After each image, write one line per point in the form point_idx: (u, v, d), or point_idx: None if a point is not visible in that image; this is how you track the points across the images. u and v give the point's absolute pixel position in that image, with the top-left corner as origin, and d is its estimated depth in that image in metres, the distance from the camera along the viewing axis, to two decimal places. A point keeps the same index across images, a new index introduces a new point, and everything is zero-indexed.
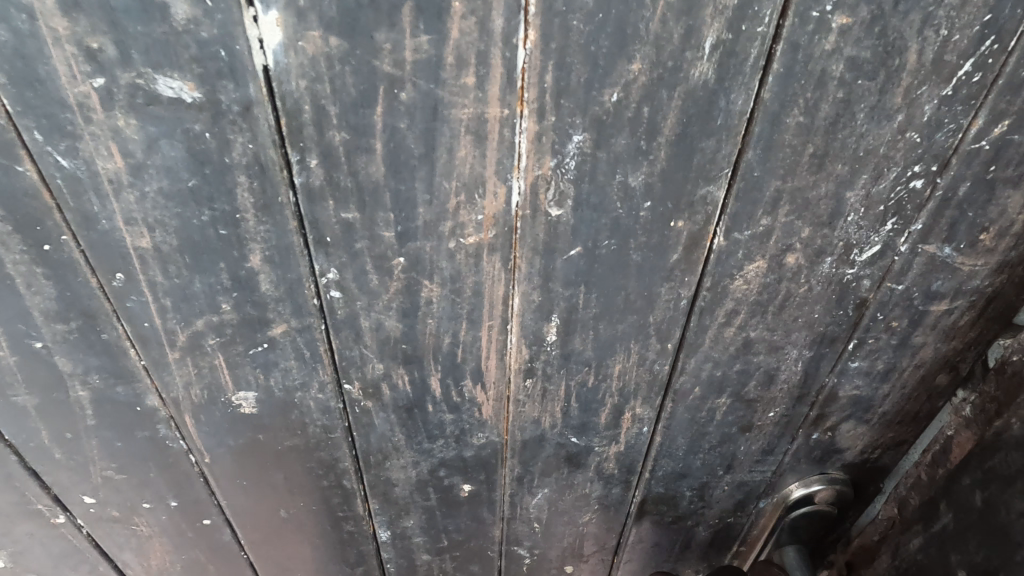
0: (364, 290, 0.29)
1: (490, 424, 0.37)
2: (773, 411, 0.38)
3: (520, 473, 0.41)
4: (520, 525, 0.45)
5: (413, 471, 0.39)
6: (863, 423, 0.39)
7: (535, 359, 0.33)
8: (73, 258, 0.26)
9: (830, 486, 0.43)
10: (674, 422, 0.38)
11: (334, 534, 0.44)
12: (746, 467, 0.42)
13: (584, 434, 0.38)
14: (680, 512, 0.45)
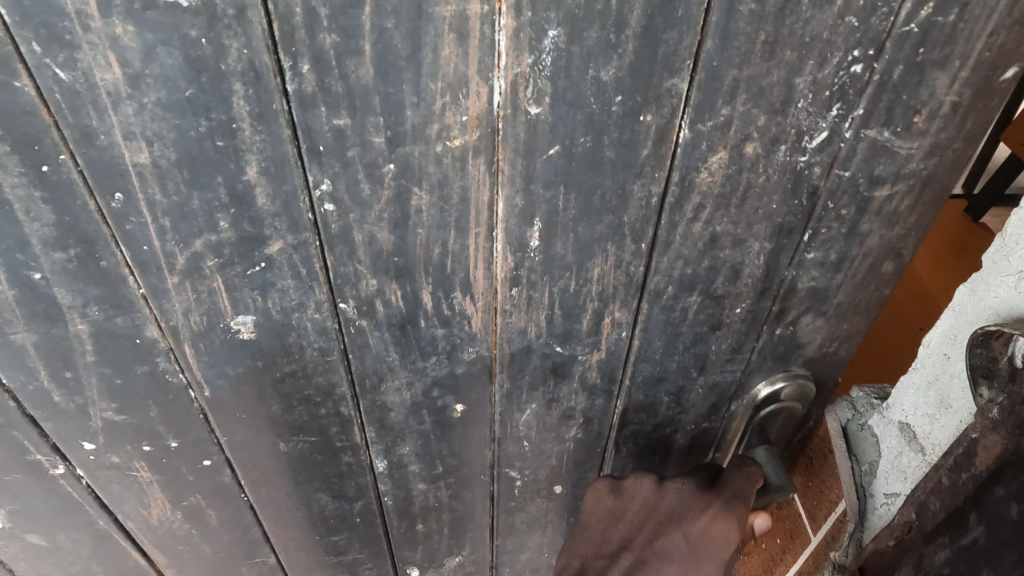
0: (356, 201, 0.30)
1: (480, 337, 0.39)
2: (740, 308, 0.41)
3: (508, 389, 0.43)
4: (510, 445, 0.47)
5: (407, 392, 0.41)
6: (820, 315, 0.43)
7: (520, 266, 0.35)
8: (72, 179, 0.27)
9: (793, 382, 0.47)
10: (651, 323, 0.40)
11: (333, 467, 0.45)
12: (718, 369, 0.45)
13: (568, 343, 0.40)
14: (659, 420, 0.48)
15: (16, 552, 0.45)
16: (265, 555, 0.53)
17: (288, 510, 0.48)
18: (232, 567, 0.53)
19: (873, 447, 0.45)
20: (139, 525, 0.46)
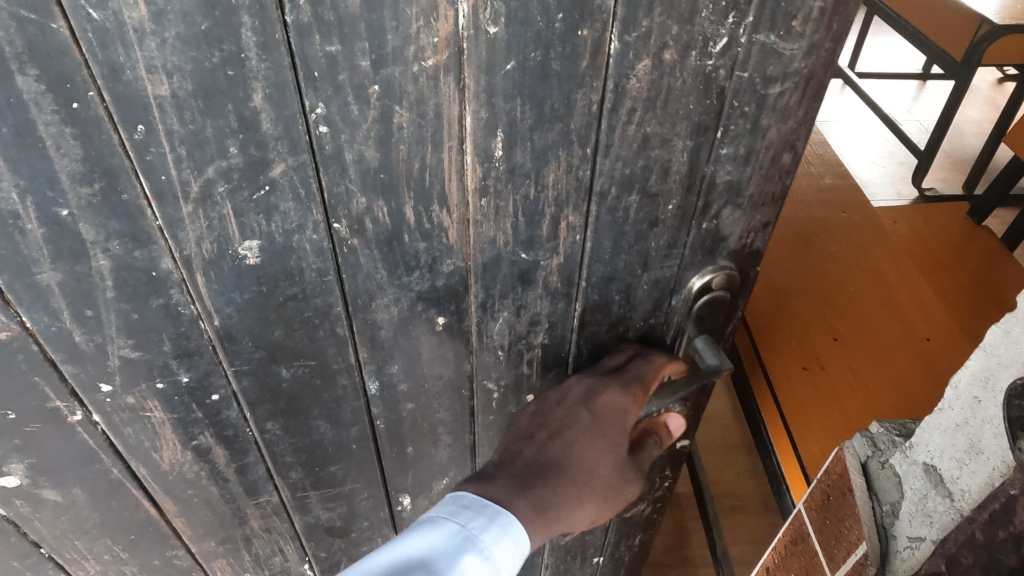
0: (347, 122, 0.35)
1: (456, 248, 0.44)
2: (672, 204, 0.48)
3: (483, 299, 0.48)
4: (487, 355, 0.53)
5: (395, 309, 0.46)
6: (738, 207, 0.50)
7: (486, 176, 0.41)
8: (99, 115, 0.31)
9: (722, 273, 0.54)
10: (600, 224, 0.47)
11: (329, 391, 0.50)
12: (658, 265, 0.52)
13: (532, 249, 0.46)
14: (613, 318, 0.55)
15: (32, 510, 0.48)
16: (267, 494, 0.56)
17: (289, 441, 0.52)
18: (237, 509, 0.56)
19: (895, 488, 0.46)
20: (150, 471, 0.49)
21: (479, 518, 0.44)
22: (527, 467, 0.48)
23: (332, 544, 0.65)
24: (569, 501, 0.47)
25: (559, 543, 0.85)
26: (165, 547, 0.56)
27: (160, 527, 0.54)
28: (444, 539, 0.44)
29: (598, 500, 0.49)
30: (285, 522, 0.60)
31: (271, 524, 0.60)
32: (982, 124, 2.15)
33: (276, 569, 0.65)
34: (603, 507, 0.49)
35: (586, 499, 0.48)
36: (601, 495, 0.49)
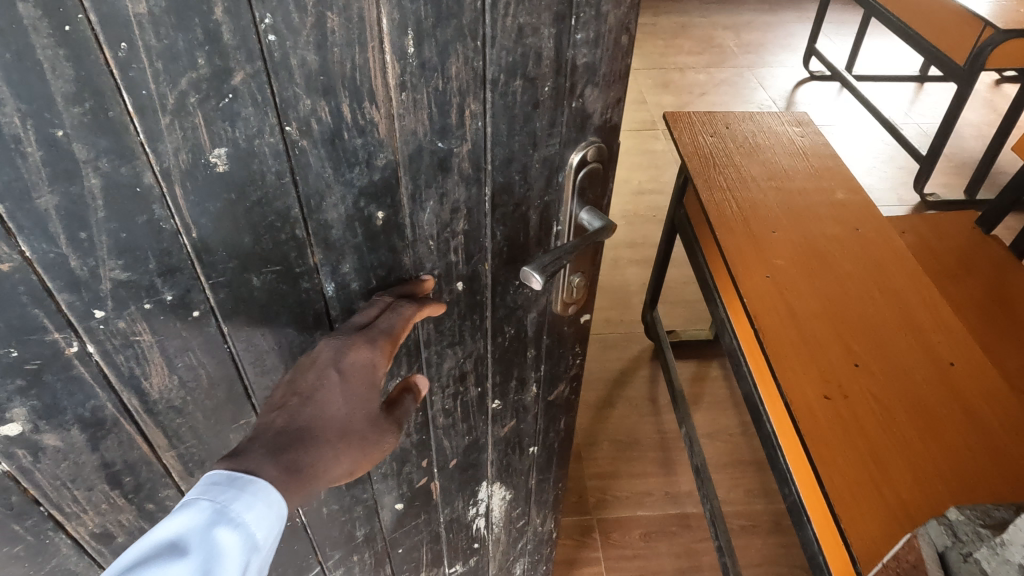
0: (290, 29, 0.42)
1: (387, 142, 0.51)
2: (545, 87, 0.53)
3: (412, 190, 0.55)
4: (422, 246, 0.59)
5: (341, 206, 0.53)
6: (597, 87, 0.54)
7: (404, 73, 0.48)
8: (86, 35, 0.36)
9: (593, 146, 0.57)
10: (495, 110, 0.53)
11: (295, 295, 0.56)
12: (548, 143, 0.56)
13: (446, 138, 0.53)
14: (517, 200, 0.59)
15: (33, 460, 0.50)
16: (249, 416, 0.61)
17: (262, 354, 0.57)
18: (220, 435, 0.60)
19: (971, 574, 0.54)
20: (141, 401, 0.53)
21: (229, 492, 0.46)
22: (280, 436, 0.51)
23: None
24: (323, 458, 0.51)
25: (499, 437, 0.84)
26: (157, 487, 0.60)
27: (151, 464, 0.58)
28: (196, 515, 0.46)
29: (356, 450, 0.53)
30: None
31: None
32: (982, 126, 2.33)
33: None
34: (361, 458, 0.53)
35: (342, 453, 0.52)
36: (357, 447, 0.53)
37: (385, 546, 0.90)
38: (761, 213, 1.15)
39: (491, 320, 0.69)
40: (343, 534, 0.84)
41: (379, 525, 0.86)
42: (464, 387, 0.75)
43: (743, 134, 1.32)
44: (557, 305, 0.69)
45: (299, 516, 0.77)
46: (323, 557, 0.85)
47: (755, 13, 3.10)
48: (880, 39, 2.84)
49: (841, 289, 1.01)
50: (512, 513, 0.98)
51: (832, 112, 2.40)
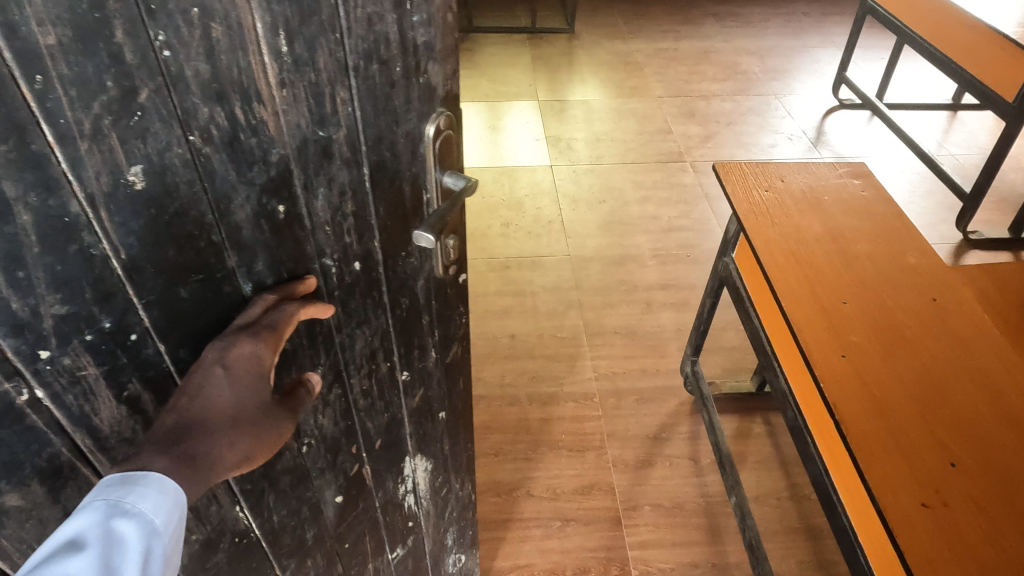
0: (182, 43, 0.42)
1: (281, 138, 0.49)
2: (397, 66, 0.51)
3: (304, 181, 0.51)
4: (321, 236, 0.55)
5: (246, 205, 0.51)
6: (435, 60, 0.55)
7: (281, 69, 0.46)
8: (6, 73, 0.37)
9: (444, 115, 0.57)
10: (360, 93, 0.49)
11: (218, 300, 0.55)
12: (409, 117, 0.54)
13: (326, 126, 0.49)
14: (392, 175, 0.55)
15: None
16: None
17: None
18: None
19: None
20: (94, 441, 0.53)
21: (120, 489, 0.47)
22: (170, 432, 0.50)
23: (255, 474, 0.67)
24: (216, 446, 0.52)
25: (413, 409, 0.79)
26: None
27: None
28: (88, 515, 0.46)
29: (251, 437, 0.53)
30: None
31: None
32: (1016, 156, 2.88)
33: (214, 521, 0.66)
34: (257, 444, 0.54)
35: (234, 438, 0.52)
36: (249, 433, 0.53)
37: (335, 544, 0.82)
38: (828, 290, 1.28)
39: (389, 294, 0.63)
40: (295, 540, 0.77)
41: (323, 526, 0.79)
42: (377, 364, 0.67)
43: (799, 195, 1.50)
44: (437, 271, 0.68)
45: (251, 531, 0.72)
46: (280, 569, 0.78)
47: (779, 39, 3.94)
48: (913, 66, 3.56)
49: (921, 381, 1.11)
50: (433, 483, 0.92)
51: (870, 145, 3.02)
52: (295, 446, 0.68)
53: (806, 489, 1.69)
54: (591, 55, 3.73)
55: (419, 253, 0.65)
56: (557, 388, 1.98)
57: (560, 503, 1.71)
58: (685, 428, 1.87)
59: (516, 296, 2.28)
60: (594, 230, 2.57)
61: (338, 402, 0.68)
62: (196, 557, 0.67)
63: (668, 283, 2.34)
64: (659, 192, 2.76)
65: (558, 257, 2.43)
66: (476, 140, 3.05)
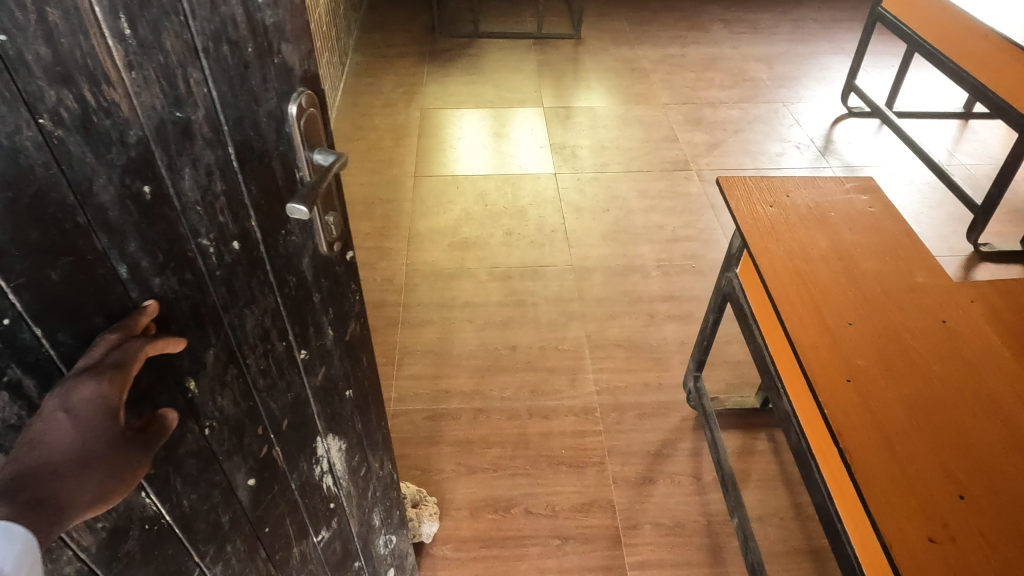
0: (18, 27, 0.42)
1: (137, 120, 0.50)
2: (247, 47, 0.54)
3: (166, 161, 0.53)
4: (192, 214, 0.57)
5: (109, 187, 0.51)
6: (291, 41, 0.57)
7: (128, 53, 0.47)
8: None
9: (303, 96, 0.59)
10: (211, 74, 0.52)
11: (92, 282, 0.54)
12: (268, 99, 0.57)
13: (181, 107, 0.52)
14: (257, 153, 0.59)
15: None
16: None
17: (82, 347, 0.56)
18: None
19: None
20: None
21: None
22: (13, 481, 0.50)
23: (157, 457, 0.66)
24: (69, 486, 0.52)
25: (316, 388, 0.82)
26: None
27: None
28: None
29: (103, 475, 0.54)
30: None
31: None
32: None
33: (122, 509, 0.64)
34: (110, 479, 0.55)
35: (90, 476, 0.53)
36: (106, 470, 0.55)
37: (254, 527, 0.84)
38: (835, 311, 1.36)
39: (273, 273, 0.68)
40: (210, 525, 0.77)
41: (240, 509, 0.80)
42: (271, 344, 0.72)
43: (805, 213, 1.60)
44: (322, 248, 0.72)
45: (162, 516, 0.70)
46: (200, 557, 0.77)
47: (788, 45, 3.94)
48: (922, 72, 3.54)
49: (926, 406, 1.18)
50: (350, 463, 0.97)
51: (880, 155, 3.10)
52: (197, 429, 0.69)
53: (808, 508, 1.82)
54: (598, 62, 3.75)
55: (302, 230, 0.68)
56: (557, 402, 2.07)
57: (559, 521, 1.79)
58: (688, 445, 1.96)
59: (517, 306, 2.37)
60: (599, 240, 2.65)
61: (236, 382, 0.71)
62: (105, 544, 0.64)
63: (672, 295, 2.42)
64: (664, 202, 2.84)
65: (560, 268, 2.52)
66: (482, 147, 3.11)
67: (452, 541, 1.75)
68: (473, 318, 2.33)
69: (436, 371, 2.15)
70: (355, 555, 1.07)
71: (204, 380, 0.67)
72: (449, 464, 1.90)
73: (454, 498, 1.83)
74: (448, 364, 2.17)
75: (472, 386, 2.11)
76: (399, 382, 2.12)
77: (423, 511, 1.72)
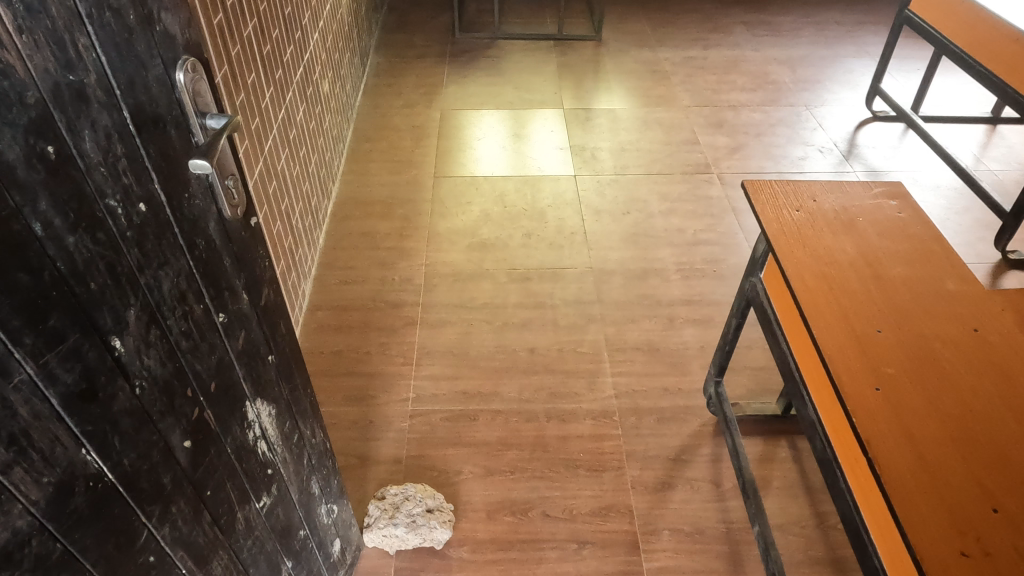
0: None
1: (31, 80, 0.55)
2: (133, 16, 0.64)
3: (66, 122, 0.59)
4: (97, 174, 0.63)
5: (13, 146, 0.54)
6: (169, 13, 0.70)
7: (16, 17, 0.52)
8: None
9: (186, 64, 0.73)
10: (102, 39, 0.61)
11: (9, 238, 0.55)
12: (155, 64, 0.68)
13: (74, 71, 0.59)
14: (150, 117, 0.69)
15: None
16: (19, 371, 0.58)
17: (9, 303, 0.56)
18: (2, 397, 0.57)
19: None
20: None
21: None
22: None
23: (93, 413, 0.67)
24: None
25: (239, 351, 0.94)
26: None
27: None
28: None
29: None
30: (47, 404, 0.61)
31: (38, 409, 0.60)
32: None
33: (64, 464, 0.64)
34: None
35: None
36: None
37: (197, 489, 0.87)
38: (863, 317, 1.31)
39: (182, 235, 0.77)
40: (152, 486, 0.78)
41: (181, 471, 0.83)
42: (189, 305, 0.80)
43: (833, 216, 1.54)
44: (226, 212, 0.84)
45: (105, 475, 0.70)
46: (146, 518, 0.78)
47: (811, 47, 3.89)
48: (951, 76, 3.45)
49: (957, 416, 1.13)
50: (283, 429, 1.12)
51: (907, 160, 3.01)
52: (128, 387, 0.71)
53: (831, 518, 1.75)
54: (618, 64, 3.75)
55: (203, 196, 0.80)
56: (575, 405, 2.04)
57: (576, 525, 1.75)
58: (707, 450, 1.92)
59: (535, 308, 2.34)
60: (619, 242, 2.61)
61: (160, 343, 0.76)
62: (53, 501, 0.64)
63: (692, 299, 2.38)
64: (685, 205, 2.80)
65: (579, 271, 2.49)
66: (501, 148, 3.12)
67: (469, 543, 1.72)
68: (492, 319, 2.30)
69: (453, 372, 2.13)
70: (298, 524, 1.22)
71: (129, 340, 0.70)
72: (466, 466, 1.88)
73: (471, 499, 1.80)
74: (465, 365, 2.15)
75: (490, 387, 2.09)
76: (416, 382, 2.10)
77: (436, 517, 1.70)
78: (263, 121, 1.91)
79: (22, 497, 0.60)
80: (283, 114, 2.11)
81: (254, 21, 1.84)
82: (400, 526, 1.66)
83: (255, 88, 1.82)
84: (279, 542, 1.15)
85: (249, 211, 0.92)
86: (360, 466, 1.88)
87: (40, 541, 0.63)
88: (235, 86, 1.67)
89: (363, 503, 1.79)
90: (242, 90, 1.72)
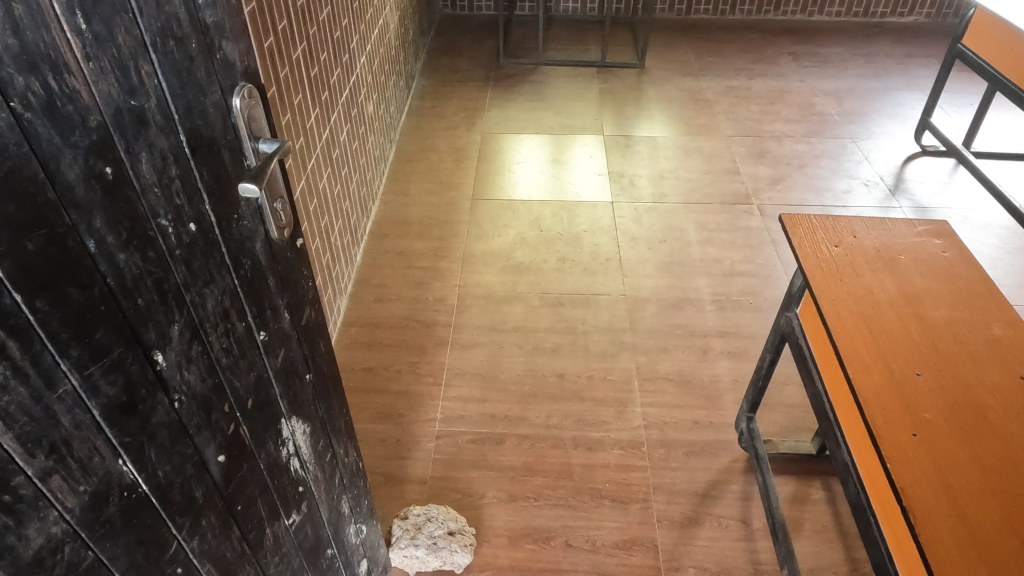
0: None
1: (96, 104, 0.57)
2: (194, 45, 0.67)
3: (125, 145, 0.61)
4: (151, 196, 0.65)
5: (74, 168, 0.57)
6: (230, 41, 0.73)
7: (85, 45, 0.55)
8: None
9: (241, 91, 0.75)
10: (162, 67, 0.64)
11: (64, 255, 0.57)
12: (213, 91, 0.71)
13: (137, 96, 0.61)
14: (205, 140, 0.71)
15: None
16: (64, 383, 0.60)
17: (59, 316, 0.58)
18: (46, 407, 0.59)
19: None
20: None
21: None
22: None
23: (132, 425, 0.69)
24: None
25: (278, 368, 0.96)
26: (9, 476, 0.57)
27: None
28: None
29: None
30: (89, 414, 0.63)
31: (79, 419, 0.62)
32: None
33: (101, 474, 0.66)
34: None
35: None
36: None
37: (226, 504, 0.88)
38: (902, 360, 1.27)
39: (229, 255, 0.79)
40: (185, 498, 0.80)
41: (212, 484, 0.85)
42: (232, 323, 0.82)
43: (873, 253, 1.51)
44: (273, 233, 0.87)
45: (139, 485, 0.72)
46: (177, 530, 0.79)
47: (859, 79, 3.84)
48: (1004, 112, 3.36)
49: (1002, 469, 1.08)
50: (316, 447, 1.13)
51: (956, 197, 2.93)
52: (167, 401, 0.73)
53: (865, 566, 1.69)
54: (661, 92, 3.76)
55: (252, 218, 0.82)
56: (603, 434, 2.01)
57: (599, 557, 1.72)
58: (738, 487, 1.88)
59: (567, 333, 2.33)
60: (654, 271, 2.59)
61: (201, 358, 0.78)
62: (88, 508, 0.66)
63: (727, 331, 2.35)
64: (723, 235, 2.77)
65: (613, 297, 2.47)
66: (540, 171, 3.14)
67: (490, 568, 1.70)
68: (523, 343, 2.30)
69: (482, 394, 2.13)
70: (326, 542, 1.23)
71: (172, 354, 0.73)
72: (490, 490, 1.87)
73: (494, 524, 1.79)
74: (493, 387, 2.15)
75: (519, 412, 2.08)
76: (445, 403, 2.10)
77: (457, 540, 1.69)
78: (308, 140, 1.96)
79: (59, 504, 0.62)
80: (327, 134, 2.16)
81: (303, 44, 1.90)
82: (421, 548, 1.66)
83: (300, 108, 1.87)
84: (307, 559, 1.16)
85: (295, 232, 0.94)
86: (385, 484, 1.89)
87: (73, 548, 0.65)
88: (282, 107, 1.72)
89: (386, 521, 1.79)
90: (289, 111, 1.77)
